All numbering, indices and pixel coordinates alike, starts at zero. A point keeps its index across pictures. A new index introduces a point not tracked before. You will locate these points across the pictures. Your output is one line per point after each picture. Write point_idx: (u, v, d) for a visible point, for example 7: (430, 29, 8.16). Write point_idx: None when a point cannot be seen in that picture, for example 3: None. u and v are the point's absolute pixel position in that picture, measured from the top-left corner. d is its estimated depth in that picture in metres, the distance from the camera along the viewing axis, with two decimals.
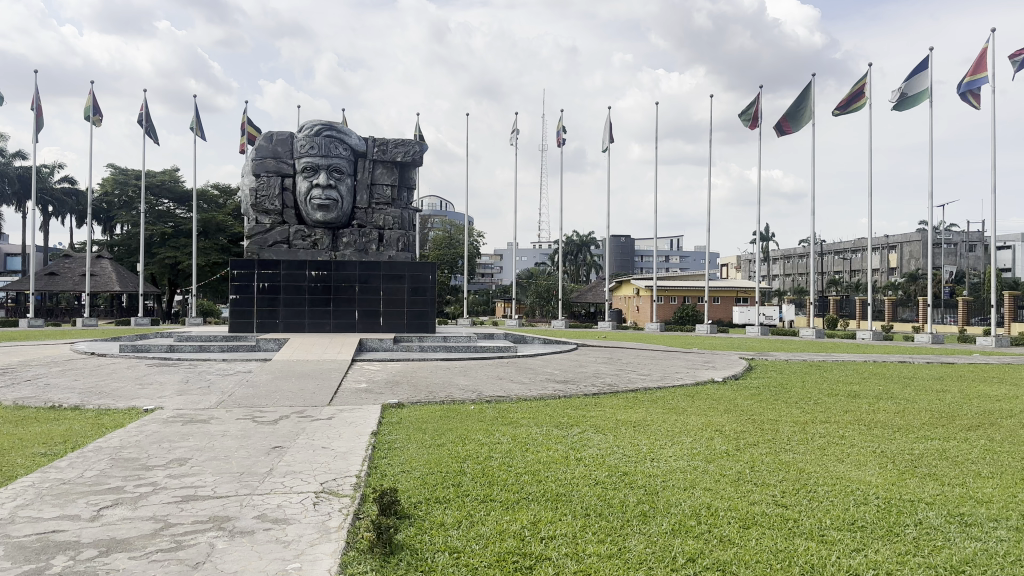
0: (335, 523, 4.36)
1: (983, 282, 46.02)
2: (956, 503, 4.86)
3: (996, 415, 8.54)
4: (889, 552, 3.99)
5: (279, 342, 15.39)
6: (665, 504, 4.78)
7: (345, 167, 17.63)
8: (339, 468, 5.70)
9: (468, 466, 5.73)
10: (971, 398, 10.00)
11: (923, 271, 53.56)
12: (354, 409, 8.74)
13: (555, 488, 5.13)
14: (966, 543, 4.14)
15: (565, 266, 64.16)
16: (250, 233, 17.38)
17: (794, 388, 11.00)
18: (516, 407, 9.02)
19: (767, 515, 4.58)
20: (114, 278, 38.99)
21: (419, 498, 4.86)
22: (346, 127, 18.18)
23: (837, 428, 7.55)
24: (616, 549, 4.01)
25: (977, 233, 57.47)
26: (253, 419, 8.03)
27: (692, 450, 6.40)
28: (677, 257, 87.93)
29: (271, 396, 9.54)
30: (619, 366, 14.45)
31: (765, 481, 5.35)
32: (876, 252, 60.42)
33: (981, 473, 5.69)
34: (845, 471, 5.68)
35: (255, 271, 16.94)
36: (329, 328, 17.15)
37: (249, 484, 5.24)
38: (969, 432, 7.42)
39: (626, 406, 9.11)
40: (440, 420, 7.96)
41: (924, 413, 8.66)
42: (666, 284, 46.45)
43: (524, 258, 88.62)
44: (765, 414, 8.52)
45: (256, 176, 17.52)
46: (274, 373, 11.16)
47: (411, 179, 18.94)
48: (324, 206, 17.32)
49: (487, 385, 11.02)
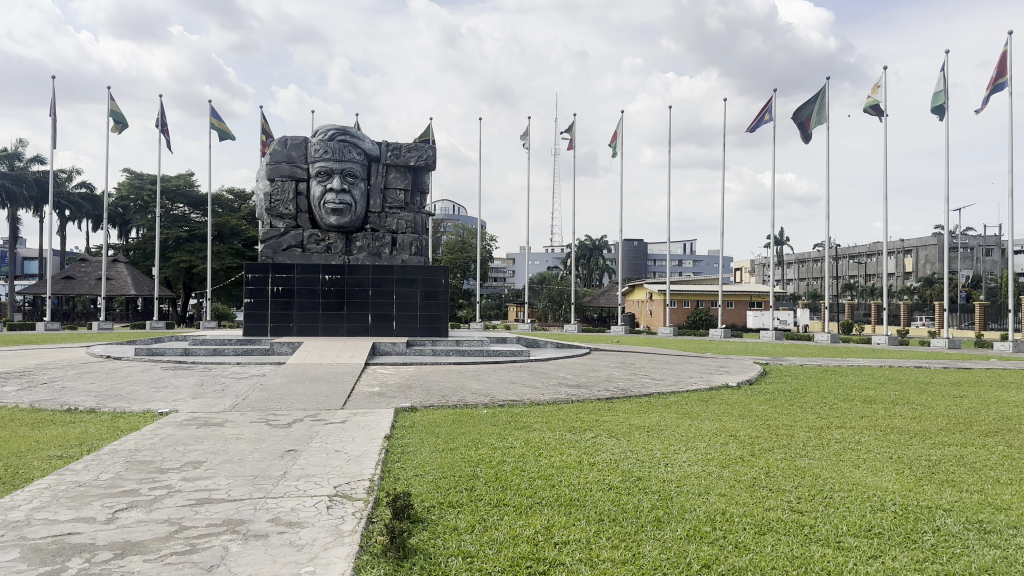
0: (349, 527, 4.35)
1: (998, 287, 46.03)
2: (975, 510, 4.81)
3: (1014, 421, 8.43)
4: (906, 560, 3.95)
5: (292, 346, 15.41)
6: (680, 509, 4.76)
7: (359, 171, 17.73)
8: (353, 471, 5.73)
9: (480, 471, 5.72)
10: (990, 404, 9.89)
11: (938, 276, 53.24)
12: (367, 413, 8.73)
13: (568, 493, 5.12)
14: (985, 550, 4.09)
15: (577, 269, 64.25)
16: (264, 237, 17.50)
17: (809, 394, 10.92)
18: (530, 411, 9.01)
19: (781, 521, 4.55)
20: (129, 283, 39.17)
21: (432, 502, 4.85)
22: (360, 132, 18.27)
23: (853, 434, 7.49)
24: (630, 554, 3.99)
25: (994, 236, 56.75)
26: (266, 423, 8.06)
27: (706, 455, 6.37)
28: (690, 262, 88.20)
29: (285, 400, 9.56)
30: (632, 370, 14.41)
31: (780, 487, 5.31)
32: (891, 257, 60.06)
33: (1000, 479, 5.62)
34: (861, 477, 5.64)
35: (269, 275, 16.97)
36: (342, 332, 17.15)
37: (262, 487, 5.25)
38: (986, 438, 7.34)
39: (639, 411, 9.08)
40: (453, 424, 7.96)
41: (941, 418, 8.58)
42: (680, 287, 46.52)
43: (536, 262, 88.63)
44: (780, 418, 8.52)
45: (270, 180, 17.63)
46: (287, 377, 11.16)
47: (424, 183, 18.99)
48: (337, 209, 17.37)
49: (500, 390, 11.01)
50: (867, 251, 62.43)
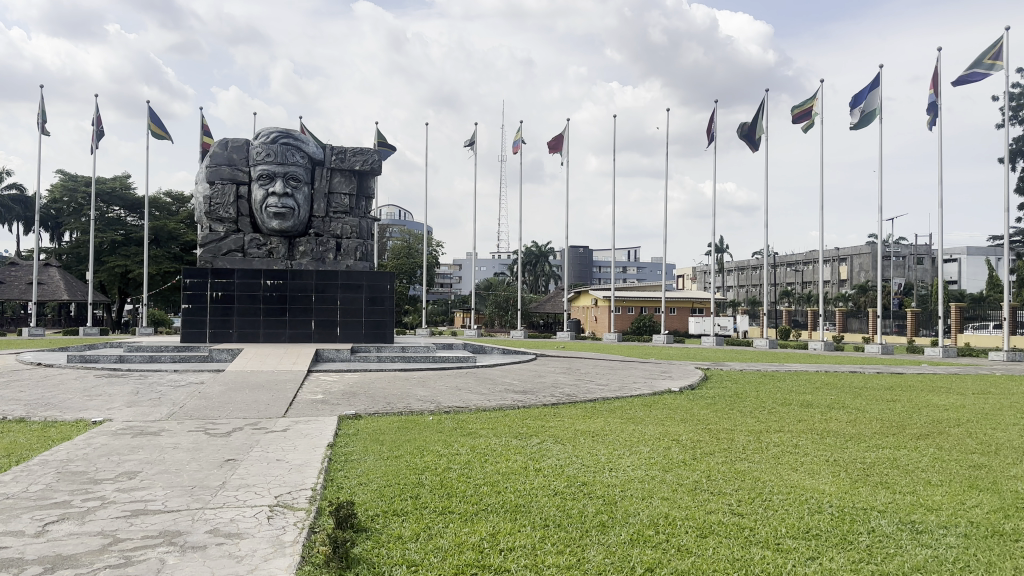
0: (290, 536, 4.27)
1: (928, 295, 47.77)
2: (907, 511, 4.97)
3: (944, 424, 8.77)
4: (842, 561, 4.05)
5: (232, 352, 15.08)
6: (624, 513, 4.80)
7: (302, 175, 17.44)
8: (294, 480, 5.61)
9: (425, 478, 5.68)
10: (920, 407, 10.27)
11: (872, 284, 55.05)
12: (310, 421, 8.60)
13: (514, 499, 5.11)
14: (917, 550, 4.23)
15: (523, 275, 64.49)
16: (202, 241, 17.09)
17: (748, 398, 11.15)
18: (475, 417, 8.99)
19: (722, 523, 4.62)
20: (62, 287, 37.79)
21: (376, 510, 4.78)
22: (304, 135, 17.97)
23: (791, 437, 7.68)
24: (575, 559, 4.00)
25: (925, 245, 58.88)
26: (205, 431, 7.85)
27: (650, 459, 6.45)
28: (635, 267, 89.41)
29: (224, 408, 9.34)
30: (577, 376, 14.45)
31: (720, 490, 5.41)
32: (827, 265, 61.90)
33: (930, 481, 5.84)
34: (799, 480, 5.77)
35: (208, 280, 16.57)
36: (283, 338, 16.85)
37: (201, 497, 5.11)
38: (918, 441, 7.61)
39: (584, 416, 9.14)
40: (399, 431, 7.88)
41: (875, 422, 8.88)
42: (624, 294, 47.07)
43: (482, 268, 88.61)
44: (722, 422, 8.69)
45: (210, 183, 17.24)
46: (227, 385, 10.87)
47: (371, 188, 18.77)
48: (279, 213, 17.09)
49: (446, 396, 10.95)
50: (804, 258, 64.21)
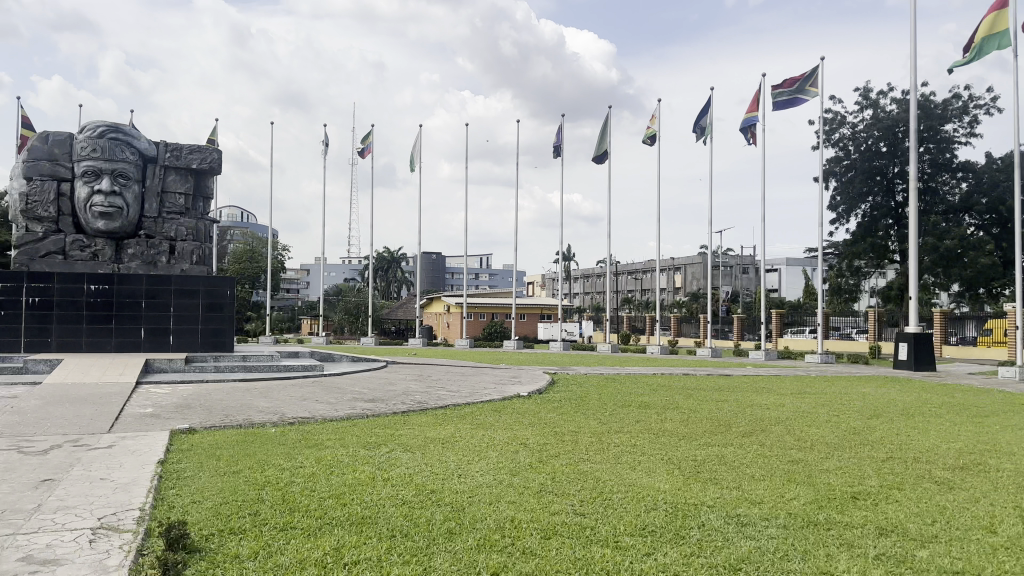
0: (115, 561, 3.95)
1: (751, 302, 51.66)
2: (734, 505, 5.32)
3: (766, 422, 9.48)
4: (675, 555, 4.28)
5: (50, 363, 13.81)
6: (471, 519, 4.82)
7: (133, 172, 16.32)
8: (121, 500, 5.20)
9: (266, 492, 5.44)
10: (745, 407, 11.05)
11: (704, 291, 58.81)
12: (140, 436, 8.02)
13: (360, 511, 4.99)
14: (742, 542, 4.53)
15: (374, 281, 63.56)
16: (16, 241, 15.53)
17: (592, 402, 11.54)
18: (321, 428, 8.73)
19: (565, 524, 4.74)
20: None
21: (212, 529, 4.52)
22: (134, 129, 16.83)
23: (631, 438, 8.03)
24: (421, 569, 3.97)
25: (750, 256, 63.71)
26: (16, 451, 7.12)
27: (498, 464, 6.52)
28: (486, 274, 90.49)
29: (40, 424, 8.53)
30: (427, 383, 14.38)
31: (564, 492, 5.55)
32: (664, 273, 65.50)
33: (753, 475, 6.29)
34: (637, 479, 6.04)
35: (22, 284, 15.12)
36: (109, 348, 15.64)
37: (11, 522, 4.62)
38: (743, 438, 8.18)
39: (433, 423, 9.11)
40: (238, 445, 7.51)
41: (705, 421, 9.46)
42: (474, 300, 47.53)
43: (331, 273, 86.47)
44: (567, 425, 8.94)
45: (26, 179, 15.71)
46: (43, 399, 9.92)
47: (208, 188, 17.86)
48: (106, 213, 15.90)
49: (291, 406, 10.55)
50: (643, 267, 67.59)
